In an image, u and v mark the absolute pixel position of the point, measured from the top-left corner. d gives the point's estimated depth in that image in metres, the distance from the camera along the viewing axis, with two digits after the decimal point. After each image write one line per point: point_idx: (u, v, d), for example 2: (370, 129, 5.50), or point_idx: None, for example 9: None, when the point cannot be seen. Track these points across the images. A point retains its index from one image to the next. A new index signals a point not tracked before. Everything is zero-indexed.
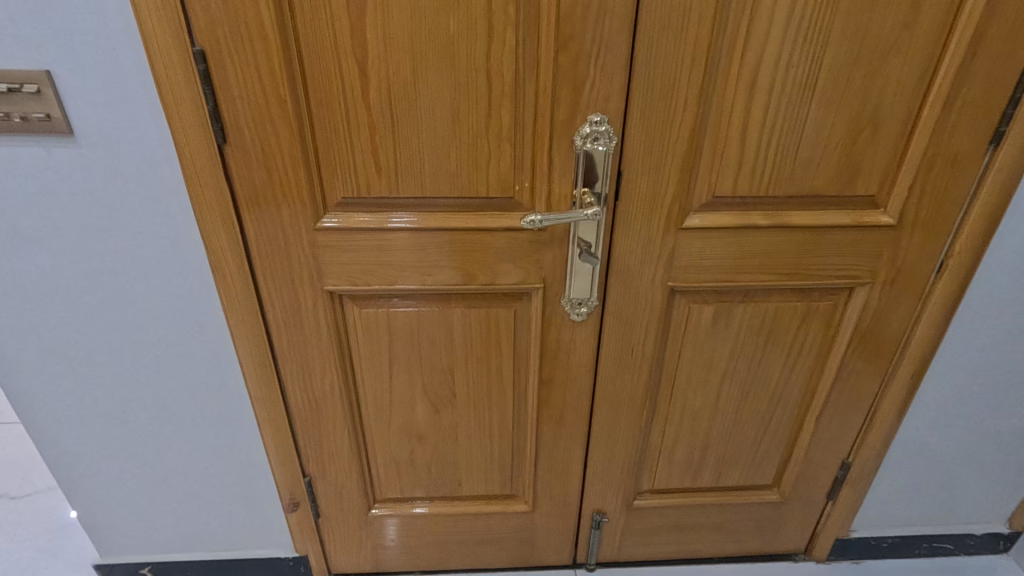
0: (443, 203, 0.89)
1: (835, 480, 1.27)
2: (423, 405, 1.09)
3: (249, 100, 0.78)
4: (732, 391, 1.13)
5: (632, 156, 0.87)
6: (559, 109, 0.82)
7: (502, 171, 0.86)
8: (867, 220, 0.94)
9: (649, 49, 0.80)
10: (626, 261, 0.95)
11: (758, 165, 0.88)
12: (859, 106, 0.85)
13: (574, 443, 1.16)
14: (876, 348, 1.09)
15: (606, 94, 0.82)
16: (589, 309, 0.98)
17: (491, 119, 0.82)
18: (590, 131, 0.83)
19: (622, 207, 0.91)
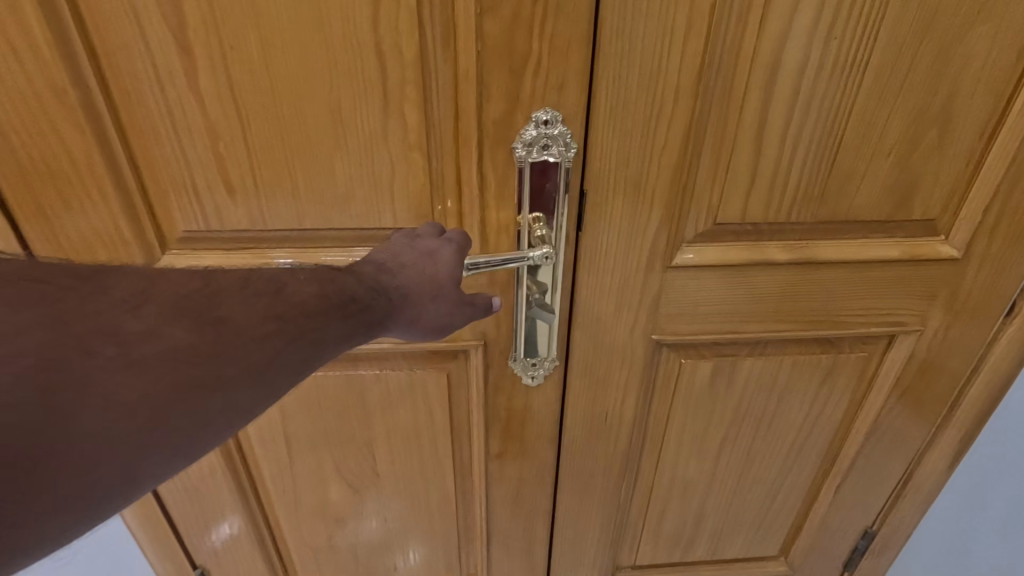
0: (334, 237, 0.62)
1: (854, 551, 1.05)
2: (339, 484, 0.85)
3: (13, 91, 0.51)
4: (733, 457, 0.89)
5: (600, 168, 0.61)
6: (491, 102, 0.56)
7: (416, 192, 0.61)
8: (921, 253, 0.69)
9: (621, 13, 0.54)
10: (594, 307, 0.71)
11: (779, 179, 0.63)
12: (925, 99, 0.60)
13: (537, 521, 0.93)
14: (917, 407, 0.85)
15: (559, 80, 0.56)
16: (546, 370, 0.74)
17: (392, 118, 0.56)
18: (536, 136, 0.58)
19: (587, 238, 0.66)
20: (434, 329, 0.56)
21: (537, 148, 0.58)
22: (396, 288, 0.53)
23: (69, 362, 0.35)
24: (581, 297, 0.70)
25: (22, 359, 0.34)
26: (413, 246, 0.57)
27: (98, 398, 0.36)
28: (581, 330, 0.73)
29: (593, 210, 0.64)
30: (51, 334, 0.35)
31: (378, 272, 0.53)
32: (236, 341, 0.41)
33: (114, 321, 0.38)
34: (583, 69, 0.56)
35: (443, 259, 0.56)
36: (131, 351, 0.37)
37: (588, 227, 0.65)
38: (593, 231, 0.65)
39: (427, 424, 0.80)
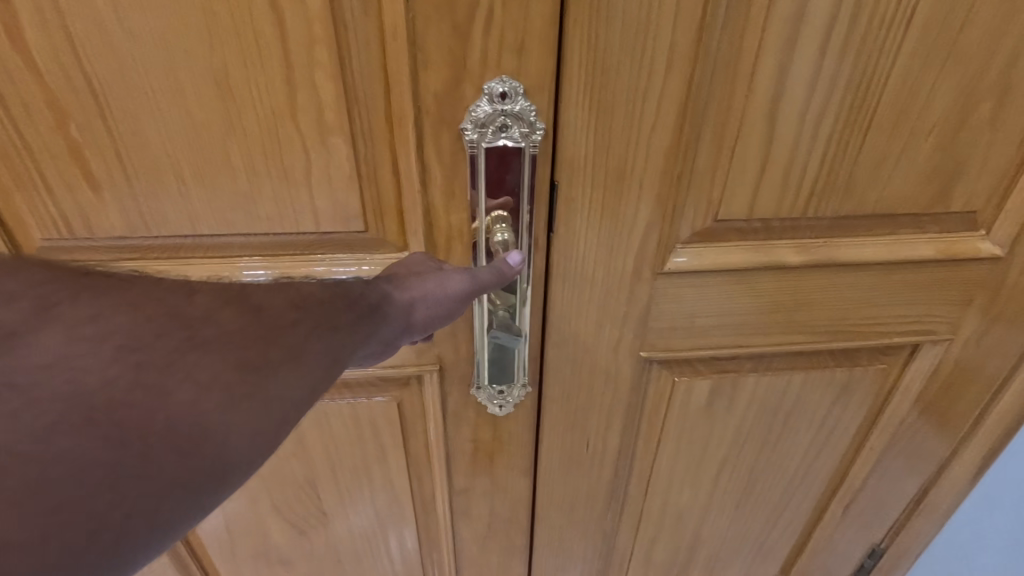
0: (242, 246, 0.56)
1: (859, 569, 0.96)
2: (280, 526, 0.73)
3: None
4: (731, 481, 0.79)
5: (573, 152, 0.50)
6: (429, 71, 0.46)
7: (342, 185, 0.52)
8: (959, 251, 0.58)
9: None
10: (571, 322, 0.60)
11: (796, 164, 0.51)
12: (981, 62, 0.48)
13: (513, 556, 0.83)
14: (938, 423, 0.75)
15: (517, 39, 0.45)
16: (513, 400, 0.64)
17: (300, 91, 0.47)
18: (492, 113, 0.47)
19: (559, 239, 0.54)
20: (442, 313, 0.47)
21: (492, 129, 0.48)
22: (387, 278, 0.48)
23: (151, 344, 0.32)
24: (555, 311, 0.59)
25: (110, 341, 0.31)
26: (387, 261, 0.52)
27: (179, 378, 0.31)
28: (556, 351, 0.62)
29: (566, 206, 0.52)
30: (129, 315, 0.32)
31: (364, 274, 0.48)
32: (275, 326, 0.36)
33: (176, 306, 0.34)
34: (548, 25, 0.44)
35: (422, 263, 0.51)
36: (197, 334, 0.33)
37: (562, 224, 0.53)
38: (568, 231, 0.53)
39: (379, 456, 0.69)
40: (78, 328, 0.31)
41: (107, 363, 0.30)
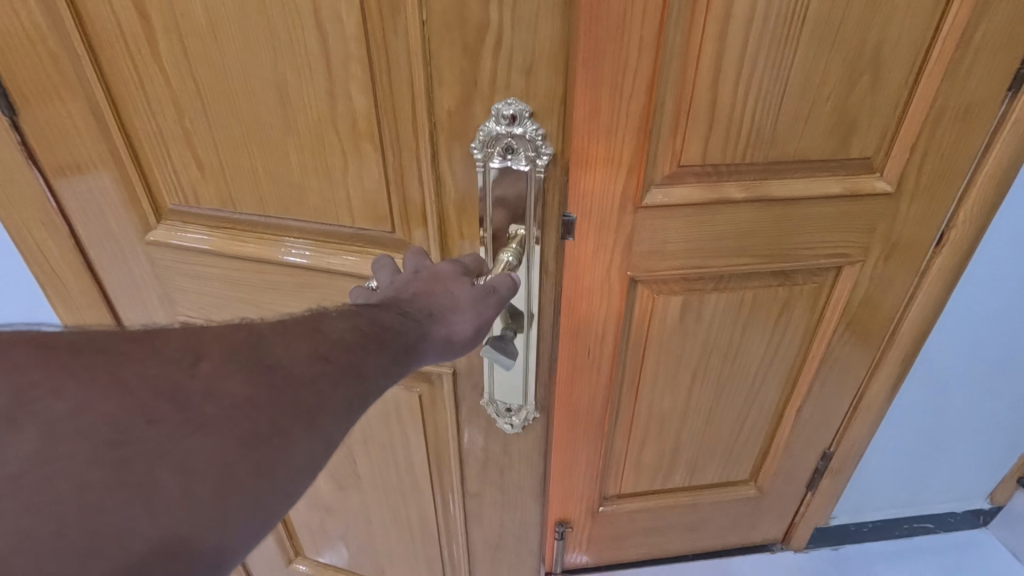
0: (297, 228, 0.72)
1: (815, 471, 1.17)
2: (329, 485, 0.99)
3: (42, 70, 0.61)
4: (706, 388, 0.99)
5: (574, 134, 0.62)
6: (441, 96, 0.59)
7: (372, 185, 0.67)
8: (861, 188, 0.78)
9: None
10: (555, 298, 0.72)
11: (735, 123, 0.71)
12: (858, 45, 0.68)
13: (522, 515, 0.93)
14: (863, 337, 0.96)
15: (524, 61, 0.56)
16: (523, 416, 0.81)
17: (337, 101, 0.62)
18: (503, 132, 0.60)
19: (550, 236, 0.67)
20: (472, 336, 0.50)
21: (500, 146, 0.61)
22: (419, 307, 0.49)
23: (141, 435, 0.33)
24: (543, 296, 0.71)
25: (94, 437, 0.32)
26: (416, 276, 0.53)
27: (172, 472, 0.33)
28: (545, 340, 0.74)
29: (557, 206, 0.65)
30: (116, 402, 0.33)
31: (395, 296, 0.50)
32: (303, 389, 0.38)
33: (176, 381, 0.35)
34: (551, 45, 0.55)
35: (446, 279, 0.53)
36: (195, 415, 0.34)
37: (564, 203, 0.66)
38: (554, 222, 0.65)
39: (402, 433, 0.90)
40: (59, 424, 0.32)
41: (88, 466, 0.31)
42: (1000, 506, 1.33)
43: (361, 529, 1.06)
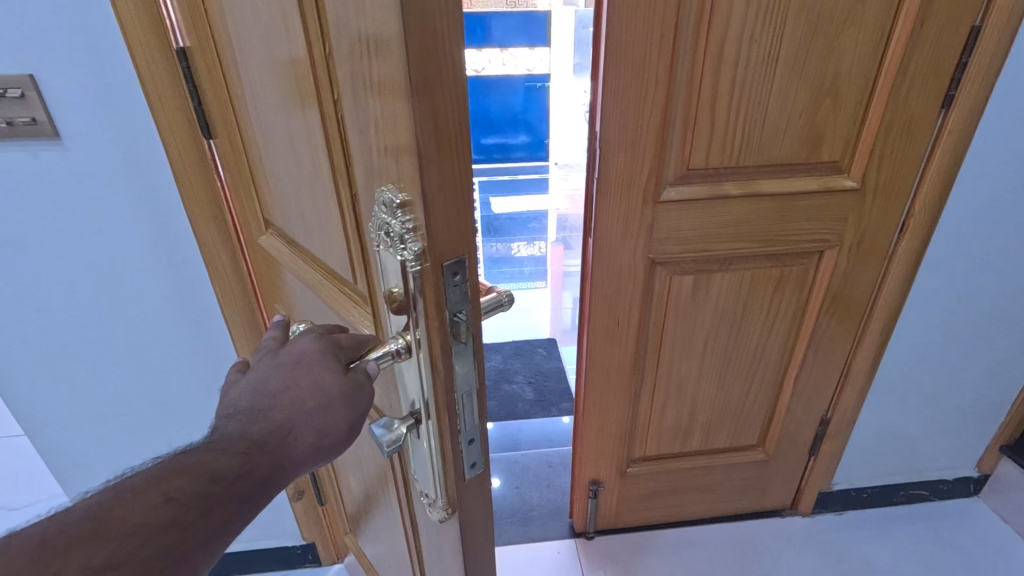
0: (320, 261, 0.72)
1: (816, 437, 1.34)
2: (354, 484, 1.00)
3: (220, 107, 0.81)
4: (716, 356, 1.18)
5: (465, 228, 0.44)
6: (358, 171, 0.49)
7: (345, 247, 0.62)
8: (832, 185, 1.00)
9: (453, 45, 0.38)
10: (475, 408, 0.52)
11: (728, 137, 0.94)
12: (821, 76, 0.90)
13: None
14: (847, 312, 1.15)
15: (394, 149, 0.42)
16: (441, 504, 0.54)
17: (319, 168, 0.59)
18: (385, 218, 0.45)
19: (445, 343, 0.47)
20: (345, 434, 0.50)
21: (383, 235, 0.45)
22: (274, 423, 0.48)
23: None
24: (448, 408, 0.51)
25: None
26: (280, 364, 0.51)
27: None
28: (456, 440, 0.52)
29: (439, 308, 0.46)
30: None
31: (253, 402, 0.49)
32: None
33: None
34: (410, 142, 0.39)
35: (305, 371, 0.50)
36: None
37: (464, 302, 0.47)
38: (445, 327, 0.47)
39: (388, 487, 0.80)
40: None
41: None
42: (987, 474, 1.48)
43: (374, 543, 1.03)
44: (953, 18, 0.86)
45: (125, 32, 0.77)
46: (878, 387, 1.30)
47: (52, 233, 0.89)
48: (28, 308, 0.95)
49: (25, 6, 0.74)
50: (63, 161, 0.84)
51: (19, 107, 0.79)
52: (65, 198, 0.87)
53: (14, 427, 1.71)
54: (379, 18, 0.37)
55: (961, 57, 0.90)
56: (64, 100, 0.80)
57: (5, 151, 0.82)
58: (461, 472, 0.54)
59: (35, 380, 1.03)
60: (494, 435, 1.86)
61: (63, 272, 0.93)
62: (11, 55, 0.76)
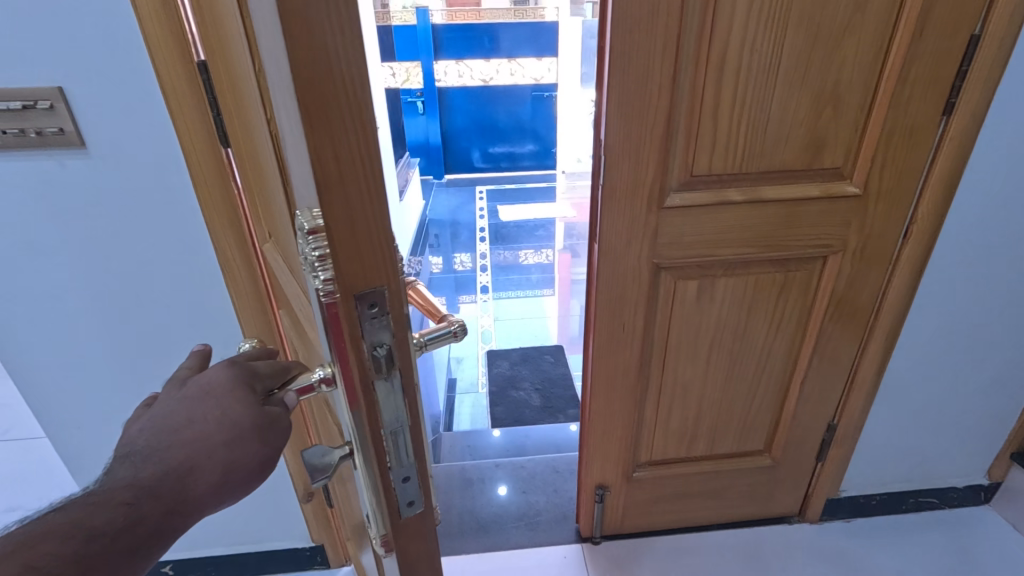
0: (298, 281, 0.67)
1: (822, 442, 1.34)
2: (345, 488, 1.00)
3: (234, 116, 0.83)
4: (721, 361, 1.19)
5: (383, 255, 0.38)
6: (290, 190, 0.44)
7: (300, 269, 0.56)
8: (834, 191, 1.01)
9: (347, 56, 0.31)
10: (408, 443, 0.47)
11: (730, 145, 0.95)
12: (822, 84, 0.92)
13: None
14: (852, 317, 1.15)
15: (300, 170, 0.36)
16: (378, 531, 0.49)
17: (275, 182, 0.55)
18: (302, 242, 0.39)
19: (365, 378, 0.41)
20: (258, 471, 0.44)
21: (302, 260, 0.40)
22: (169, 466, 0.41)
23: None
24: (375, 444, 0.45)
25: None
26: (183, 398, 0.44)
27: None
28: (389, 468, 0.46)
29: (354, 344, 0.40)
30: None
31: (151, 441, 0.42)
32: None
33: None
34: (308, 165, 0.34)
35: (205, 406, 0.43)
36: None
37: (386, 333, 0.41)
38: (363, 362, 0.41)
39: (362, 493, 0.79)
40: None
41: None
42: (998, 482, 1.47)
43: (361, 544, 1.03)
44: (952, 27, 0.88)
45: (149, 46, 0.80)
46: (886, 392, 1.30)
47: (74, 238, 0.93)
48: (50, 311, 0.99)
49: (57, 23, 0.78)
50: (86, 169, 0.88)
51: (47, 117, 0.83)
52: (87, 205, 0.90)
53: (36, 428, 1.76)
54: (269, 21, 0.31)
55: (962, 65, 0.92)
56: (90, 111, 0.84)
57: (33, 160, 0.86)
58: (396, 505, 0.48)
59: (54, 382, 1.06)
60: (501, 441, 1.87)
61: (84, 275, 0.96)
62: (41, 69, 0.80)
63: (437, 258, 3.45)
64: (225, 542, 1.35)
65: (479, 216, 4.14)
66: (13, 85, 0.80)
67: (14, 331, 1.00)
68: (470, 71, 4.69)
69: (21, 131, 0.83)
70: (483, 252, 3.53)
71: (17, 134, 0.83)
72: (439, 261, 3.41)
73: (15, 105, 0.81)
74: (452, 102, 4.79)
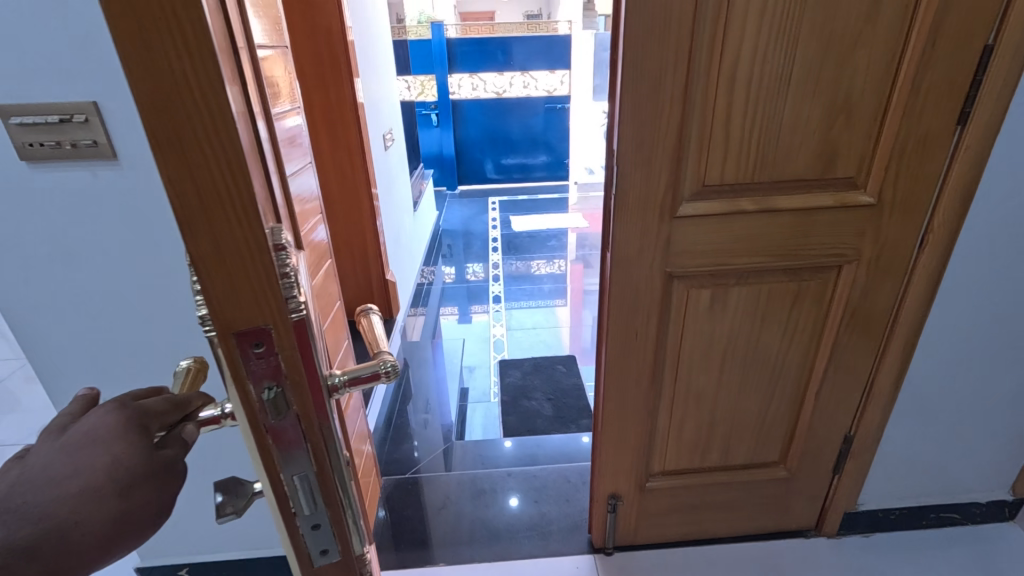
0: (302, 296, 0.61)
1: (839, 454, 1.32)
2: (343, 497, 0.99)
3: None
4: (734, 371, 1.19)
5: (262, 295, 0.33)
6: None
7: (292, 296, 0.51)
8: (848, 201, 1.01)
9: (198, 78, 0.26)
10: (313, 491, 0.41)
11: (741, 155, 0.96)
12: (834, 94, 0.93)
13: None
14: (867, 327, 1.15)
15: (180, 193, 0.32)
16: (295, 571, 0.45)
17: None
18: None
19: (256, 418, 0.37)
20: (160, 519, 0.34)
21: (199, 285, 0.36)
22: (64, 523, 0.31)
23: None
24: (272, 484, 0.40)
25: None
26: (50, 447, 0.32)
27: None
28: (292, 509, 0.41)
29: (239, 382, 0.35)
30: None
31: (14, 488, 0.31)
32: None
33: None
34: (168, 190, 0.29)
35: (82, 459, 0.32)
36: None
37: (278, 376, 0.36)
38: (251, 401, 0.36)
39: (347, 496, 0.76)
40: None
41: None
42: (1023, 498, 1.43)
43: None
44: (965, 38, 0.88)
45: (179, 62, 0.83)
46: (905, 404, 1.28)
47: (103, 246, 0.96)
48: (78, 316, 1.02)
49: (96, 41, 0.83)
50: (116, 179, 0.91)
51: (82, 130, 0.87)
52: (116, 213, 0.94)
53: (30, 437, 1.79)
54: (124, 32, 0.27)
55: (977, 74, 0.92)
56: (122, 124, 0.88)
57: (67, 171, 0.90)
58: (304, 549, 0.44)
59: (76, 386, 1.09)
60: (513, 450, 1.87)
61: (110, 282, 0.99)
62: (80, 86, 0.85)
63: (450, 267, 3.48)
64: (240, 546, 1.36)
65: (491, 226, 4.18)
66: (52, 101, 0.84)
67: (45, 336, 1.03)
68: (483, 84, 4.77)
69: (57, 144, 0.87)
70: (496, 262, 3.56)
71: (53, 146, 0.87)
72: (452, 271, 3.44)
73: (53, 119, 0.85)
74: (466, 114, 4.87)
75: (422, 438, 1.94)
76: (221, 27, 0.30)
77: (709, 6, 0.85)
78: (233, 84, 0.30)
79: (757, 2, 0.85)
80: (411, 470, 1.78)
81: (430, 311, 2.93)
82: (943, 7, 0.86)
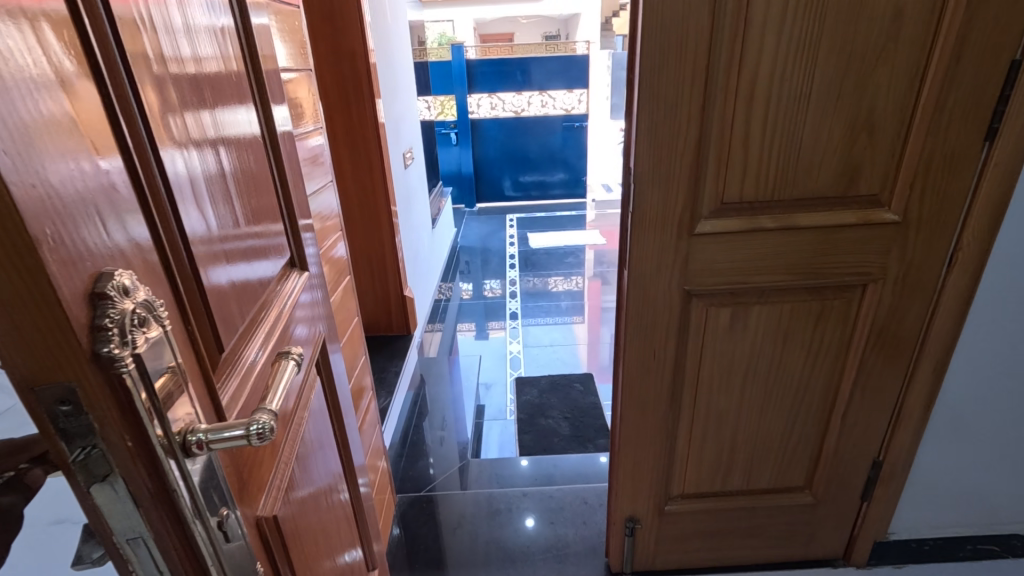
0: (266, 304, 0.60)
1: (868, 480, 1.27)
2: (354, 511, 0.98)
3: None
4: (755, 392, 1.16)
5: (61, 348, 0.31)
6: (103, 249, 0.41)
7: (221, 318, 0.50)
8: (872, 219, 0.99)
9: None
10: (157, 558, 0.38)
11: (760, 173, 0.95)
12: (854, 112, 0.92)
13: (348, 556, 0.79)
14: (894, 348, 1.11)
15: None
16: None
17: None
18: None
19: (73, 481, 0.34)
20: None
21: None
22: None
23: None
24: (111, 552, 0.37)
25: None
26: None
27: None
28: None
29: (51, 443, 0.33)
30: None
31: None
32: None
33: None
34: None
35: None
36: None
37: (92, 434, 0.33)
38: (66, 465, 0.34)
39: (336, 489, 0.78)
40: None
41: None
42: None
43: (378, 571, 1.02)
44: (989, 54, 0.87)
45: None
46: (936, 429, 1.23)
47: None
48: None
49: None
50: None
51: None
52: None
53: None
54: None
55: (1004, 91, 0.90)
56: None
57: None
58: None
59: None
60: (529, 469, 1.85)
61: None
62: None
63: (468, 284, 3.50)
64: None
65: (509, 243, 4.19)
66: None
67: None
68: (502, 104, 4.85)
69: None
70: (514, 279, 3.56)
71: None
72: (469, 288, 3.46)
73: None
74: (485, 133, 4.94)
75: (437, 455, 1.93)
76: (33, 78, 0.30)
77: (727, 24, 0.85)
78: (28, 129, 0.29)
79: (774, 21, 0.85)
80: (427, 487, 1.77)
81: (449, 327, 2.94)
82: (966, 23, 0.85)
